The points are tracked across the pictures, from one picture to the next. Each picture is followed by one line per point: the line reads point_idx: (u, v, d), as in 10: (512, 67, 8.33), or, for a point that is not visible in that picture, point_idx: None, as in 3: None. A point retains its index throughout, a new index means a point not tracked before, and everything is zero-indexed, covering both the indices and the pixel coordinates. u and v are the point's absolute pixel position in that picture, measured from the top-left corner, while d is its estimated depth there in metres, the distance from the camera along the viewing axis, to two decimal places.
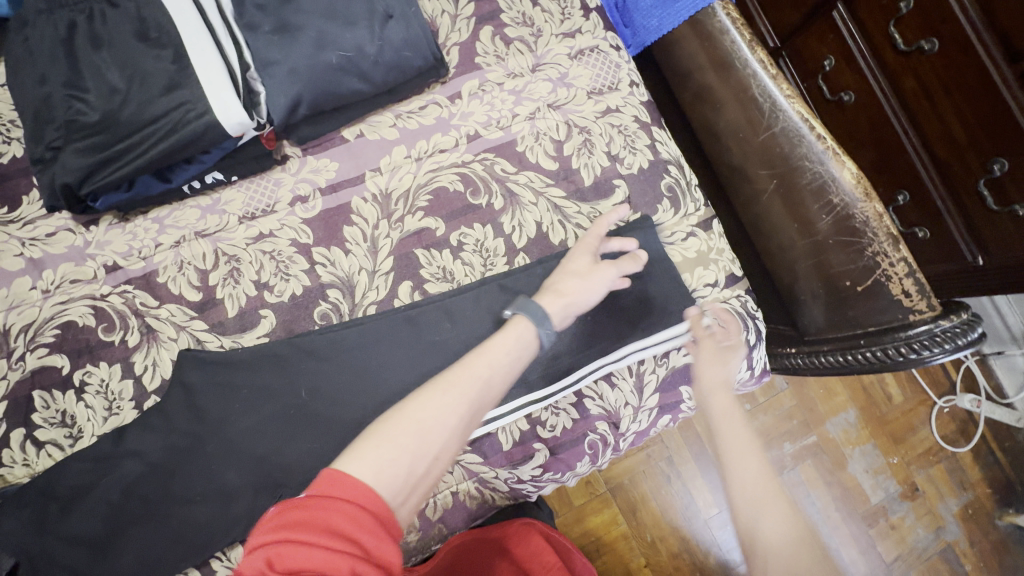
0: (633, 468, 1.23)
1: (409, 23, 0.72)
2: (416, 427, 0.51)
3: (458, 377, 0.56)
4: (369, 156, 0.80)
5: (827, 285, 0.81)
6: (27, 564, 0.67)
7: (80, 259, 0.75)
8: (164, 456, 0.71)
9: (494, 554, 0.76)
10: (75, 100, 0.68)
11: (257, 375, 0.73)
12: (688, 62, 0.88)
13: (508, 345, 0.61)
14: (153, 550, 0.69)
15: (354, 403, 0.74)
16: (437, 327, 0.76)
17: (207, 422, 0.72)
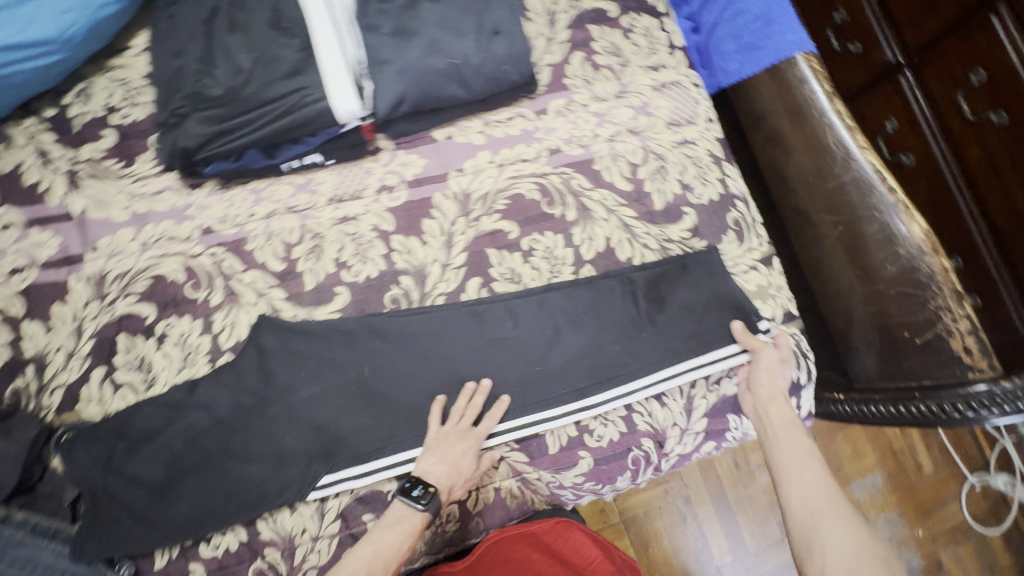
0: (649, 502, 1.22)
1: (513, 41, 0.78)
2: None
3: (363, 562, 0.65)
4: (455, 157, 0.84)
5: (883, 334, 0.82)
6: (89, 498, 0.70)
7: (179, 218, 0.80)
8: (230, 413, 0.74)
9: (530, 548, 0.73)
10: (205, 74, 0.75)
11: (325, 347, 0.76)
12: (762, 106, 0.93)
13: (405, 527, 0.68)
14: (207, 502, 0.71)
15: (412, 386, 0.77)
16: (499, 324, 0.79)
17: (274, 387, 0.75)
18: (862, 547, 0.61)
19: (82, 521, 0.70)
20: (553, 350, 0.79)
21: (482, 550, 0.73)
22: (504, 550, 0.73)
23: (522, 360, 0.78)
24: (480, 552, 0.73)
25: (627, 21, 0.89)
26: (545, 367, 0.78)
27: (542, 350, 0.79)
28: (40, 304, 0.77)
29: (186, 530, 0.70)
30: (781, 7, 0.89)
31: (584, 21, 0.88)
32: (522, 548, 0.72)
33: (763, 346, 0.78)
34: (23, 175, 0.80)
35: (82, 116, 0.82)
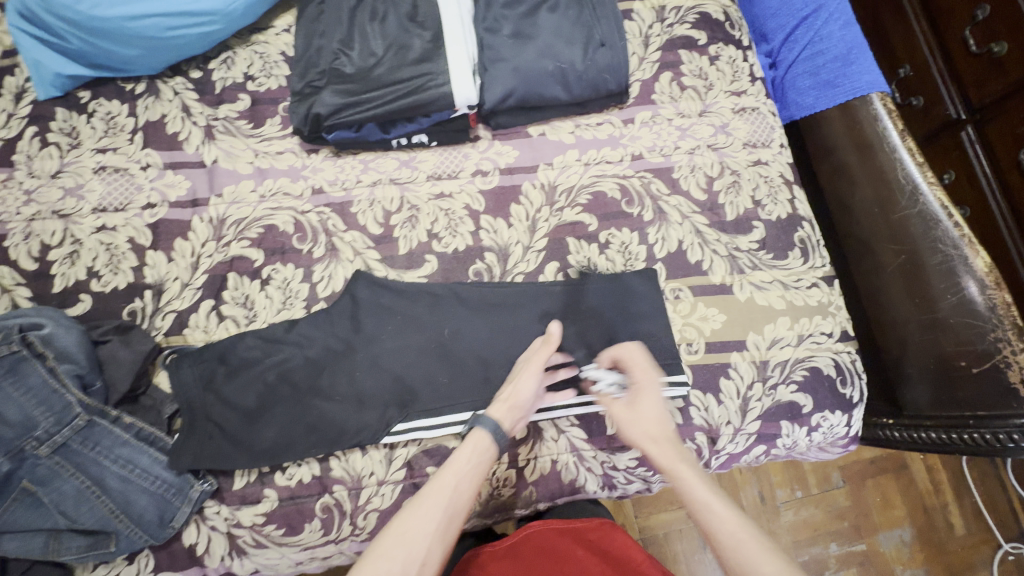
0: (671, 523, 1.22)
1: (616, 53, 0.86)
2: (401, 538, 0.59)
3: (434, 487, 0.64)
4: (546, 152, 0.92)
5: (939, 363, 0.85)
6: (187, 413, 0.76)
7: (295, 177, 0.89)
8: (320, 353, 0.80)
9: (576, 545, 0.77)
10: (343, 53, 0.85)
11: (410, 307, 0.83)
12: (832, 139, 0.99)
13: (470, 449, 0.68)
14: (291, 432, 0.77)
15: (484, 353, 0.82)
16: (570, 306, 0.84)
17: (362, 335, 0.81)
18: None
19: (178, 433, 0.76)
20: (620, 338, 0.83)
21: (530, 532, 0.78)
22: (549, 542, 0.78)
23: (588, 342, 0.83)
24: (525, 534, 0.78)
25: (714, 49, 0.98)
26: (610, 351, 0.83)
27: (608, 335, 0.83)
28: (165, 238, 0.85)
29: (268, 456, 0.76)
30: (860, 50, 0.96)
31: (675, 46, 0.97)
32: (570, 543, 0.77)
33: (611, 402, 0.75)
34: (166, 124, 0.90)
35: (223, 80, 0.92)
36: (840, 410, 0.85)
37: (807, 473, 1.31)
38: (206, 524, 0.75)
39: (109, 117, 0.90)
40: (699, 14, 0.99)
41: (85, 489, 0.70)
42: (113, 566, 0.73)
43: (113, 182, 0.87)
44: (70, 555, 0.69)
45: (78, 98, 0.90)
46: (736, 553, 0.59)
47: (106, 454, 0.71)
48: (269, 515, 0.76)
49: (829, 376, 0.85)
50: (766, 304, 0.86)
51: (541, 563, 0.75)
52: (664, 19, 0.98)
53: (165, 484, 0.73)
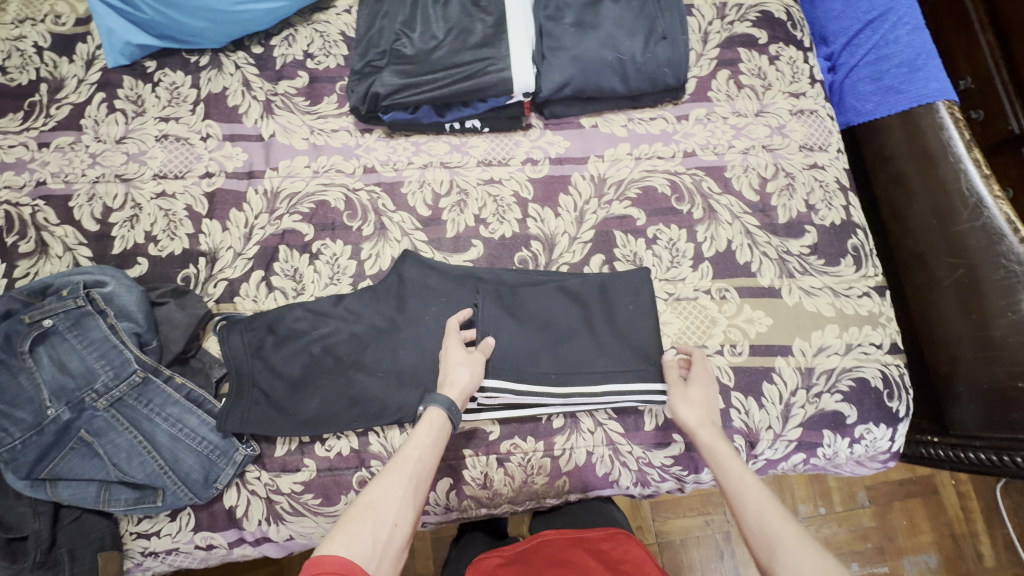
0: (689, 530, 1.20)
1: (676, 47, 0.86)
2: (368, 507, 0.58)
3: (396, 460, 0.63)
4: (597, 144, 0.92)
5: (994, 384, 0.82)
6: (235, 378, 0.78)
7: (348, 156, 0.90)
8: (365, 329, 0.81)
9: (586, 553, 0.77)
10: (405, 35, 0.86)
11: (454, 289, 0.83)
12: (891, 147, 0.96)
13: (429, 424, 0.67)
14: (333, 404, 0.78)
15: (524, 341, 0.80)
16: (609, 300, 0.82)
17: (406, 314, 0.81)
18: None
19: (225, 398, 0.77)
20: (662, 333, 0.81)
21: (541, 540, 0.80)
22: (559, 551, 0.78)
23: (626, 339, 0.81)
24: (537, 542, 0.80)
25: (775, 49, 0.96)
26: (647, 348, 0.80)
27: (647, 333, 0.81)
28: (221, 207, 0.87)
29: (311, 425, 0.77)
30: (929, 56, 0.93)
31: (734, 44, 0.95)
32: (580, 552, 0.77)
33: (677, 382, 0.75)
34: (227, 97, 0.92)
35: (284, 56, 0.94)
36: (885, 424, 0.83)
37: (832, 491, 1.28)
38: (246, 488, 0.76)
39: (173, 88, 0.92)
40: (760, 12, 0.97)
41: (137, 444, 0.73)
42: (156, 521, 0.75)
43: (174, 150, 0.90)
44: (120, 506, 0.71)
45: (144, 67, 0.93)
46: (756, 519, 0.59)
47: (158, 411, 0.74)
48: (307, 484, 0.77)
49: (876, 388, 0.83)
50: (814, 310, 0.85)
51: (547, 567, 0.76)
52: (724, 16, 0.97)
53: (211, 445, 0.75)
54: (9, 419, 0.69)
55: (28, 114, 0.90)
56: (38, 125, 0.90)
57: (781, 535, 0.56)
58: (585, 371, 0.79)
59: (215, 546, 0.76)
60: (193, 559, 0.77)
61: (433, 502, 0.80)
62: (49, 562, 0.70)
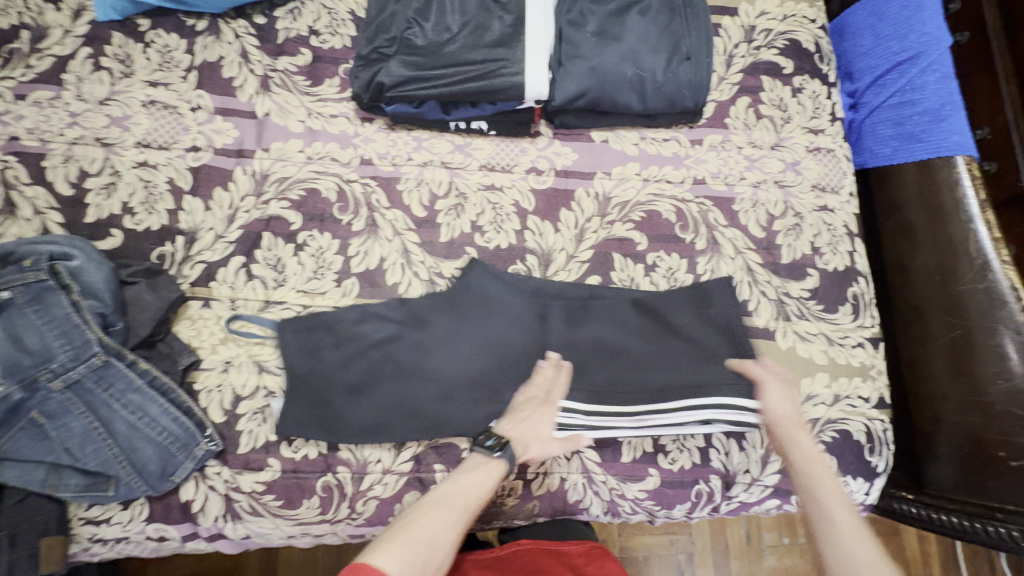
0: (652, 548, 1.19)
1: (699, 69, 0.82)
2: (424, 537, 0.60)
3: (455, 496, 0.66)
4: (606, 160, 0.88)
5: (974, 447, 0.81)
6: (292, 378, 0.76)
7: (345, 144, 0.86)
8: (427, 337, 0.78)
9: (562, 567, 0.74)
10: (417, 24, 0.81)
11: (518, 303, 0.80)
12: (902, 195, 0.94)
13: (487, 473, 0.69)
14: (391, 411, 0.76)
15: (588, 364, 0.79)
16: (681, 323, 0.80)
17: (467, 324, 0.79)
18: None
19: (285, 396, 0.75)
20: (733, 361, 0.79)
21: (517, 549, 0.77)
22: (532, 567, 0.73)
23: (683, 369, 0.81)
24: (513, 552, 0.77)
25: (799, 80, 0.93)
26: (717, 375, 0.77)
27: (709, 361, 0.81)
28: (205, 184, 0.83)
29: (369, 433, 0.75)
30: (954, 107, 0.89)
31: (758, 70, 0.92)
32: (555, 564, 0.74)
33: (766, 376, 0.76)
34: (223, 67, 0.87)
35: (287, 30, 0.89)
36: (863, 477, 0.82)
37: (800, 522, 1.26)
38: (205, 482, 0.74)
39: (166, 51, 0.87)
40: (788, 41, 0.94)
41: (92, 430, 0.69)
42: (108, 508, 0.72)
43: (161, 118, 0.84)
44: (68, 492, 0.68)
45: (137, 25, 0.87)
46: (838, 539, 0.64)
47: (117, 397, 0.70)
48: (270, 484, 0.74)
49: (859, 442, 0.82)
50: (807, 356, 0.83)
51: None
52: (751, 40, 0.93)
53: (171, 436, 0.71)
54: None
55: (6, 61, 0.84)
56: (16, 74, 0.84)
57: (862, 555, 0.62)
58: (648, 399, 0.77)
59: (167, 538, 0.74)
60: (144, 549, 0.75)
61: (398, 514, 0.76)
62: None
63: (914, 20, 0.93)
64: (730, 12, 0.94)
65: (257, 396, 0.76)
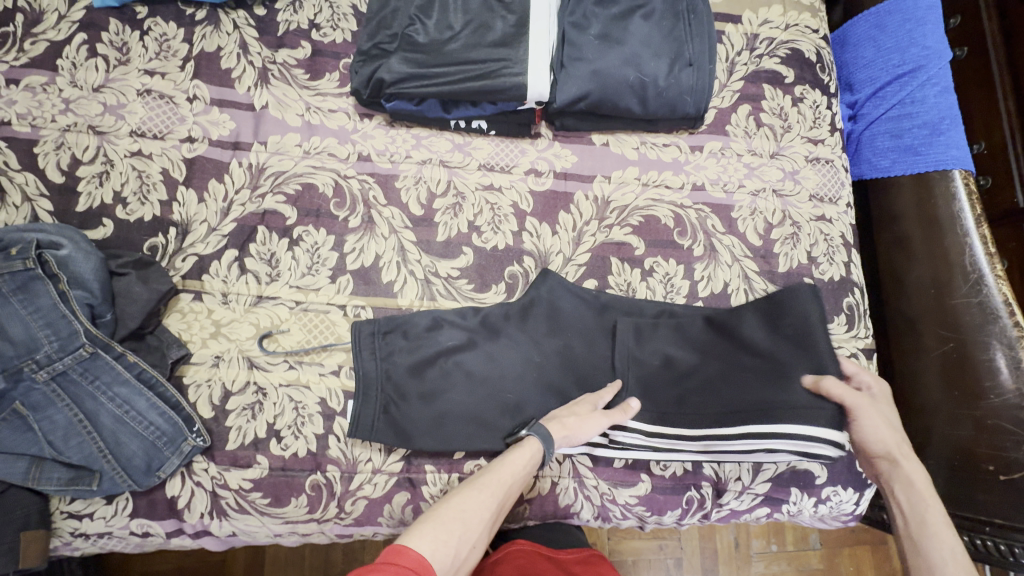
0: (640, 552, 1.19)
1: (702, 75, 0.82)
2: (459, 516, 0.62)
3: (488, 477, 0.67)
4: (605, 163, 0.88)
5: (964, 461, 0.81)
6: (361, 383, 0.75)
7: (343, 139, 0.85)
8: (496, 349, 0.78)
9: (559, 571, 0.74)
10: (419, 21, 0.81)
11: (588, 317, 0.81)
12: (899, 207, 0.94)
13: (523, 452, 0.70)
14: (460, 421, 0.75)
15: (655, 380, 0.79)
16: (753, 337, 0.77)
17: (534, 335, 0.80)
18: None
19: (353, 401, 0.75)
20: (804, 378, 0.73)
21: (513, 549, 0.76)
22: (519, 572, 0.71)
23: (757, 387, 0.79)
24: (508, 552, 0.76)
25: (800, 90, 0.93)
26: (788, 398, 0.73)
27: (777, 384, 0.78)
28: (199, 176, 0.82)
29: (438, 443, 0.74)
30: (953, 122, 0.90)
31: (760, 79, 0.92)
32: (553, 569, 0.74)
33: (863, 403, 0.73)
34: (221, 58, 0.86)
35: (288, 23, 0.88)
36: (853, 488, 0.82)
37: (786, 529, 1.26)
38: (191, 478, 0.73)
39: (163, 40, 0.86)
40: (790, 50, 0.94)
41: (76, 423, 0.68)
42: (91, 502, 0.71)
43: (156, 107, 0.83)
44: (50, 486, 0.66)
45: (134, 12, 0.86)
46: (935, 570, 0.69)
47: (103, 390, 0.69)
48: (257, 482, 0.73)
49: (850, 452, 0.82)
50: None
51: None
52: (754, 48, 0.93)
53: (158, 431, 0.70)
54: None
55: None
56: (9, 58, 0.82)
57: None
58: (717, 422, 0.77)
59: (151, 534, 0.73)
60: (128, 544, 0.74)
61: (387, 514, 0.75)
62: None
63: (915, 33, 0.93)
64: (733, 20, 0.94)
65: (247, 392, 0.75)
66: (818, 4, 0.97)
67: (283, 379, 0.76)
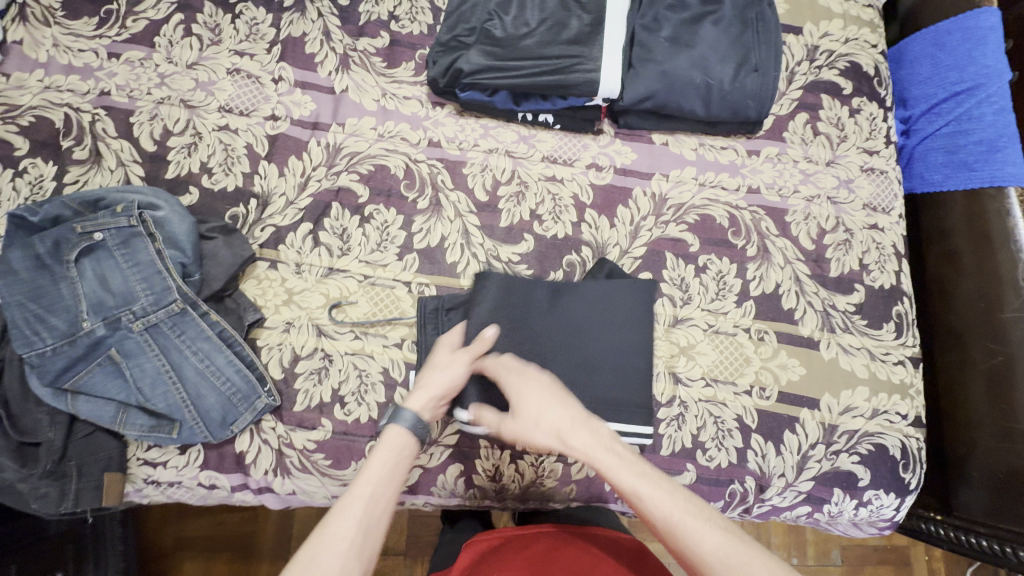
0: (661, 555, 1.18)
1: (766, 82, 0.85)
2: (309, 563, 0.55)
3: (337, 505, 0.60)
4: (664, 162, 0.91)
5: (1009, 475, 0.81)
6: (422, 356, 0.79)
7: (415, 125, 0.89)
8: (538, 329, 0.78)
9: (592, 542, 0.76)
10: (497, 16, 0.85)
11: (615, 299, 0.80)
12: (950, 222, 0.95)
13: (391, 447, 0.65)
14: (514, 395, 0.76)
15: (590, 361, 0.78)
16: (544, 324, 0.78)
17: (582, 316, 0.79)
18: (721, 528, 0.59)
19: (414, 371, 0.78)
20: (594, 344, 0.78)
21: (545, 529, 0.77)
22: (557, 543, 0.75)
23: (625, 338, 0.79)
24: (539, 530, 0.77)
25: (857, 102, 0.95)
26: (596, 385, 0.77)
27: (634, 331, 0.80)
28: (281, 152, 0.86)
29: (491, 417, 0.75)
30: (1010, 139, 0.91)
31: (818, 89, 0.94)
32: (587, 542, 0.76)
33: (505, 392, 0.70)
34: (306, 43, 0.91)
35: (369, 13, 0.93)
36: (895, 493, 0.83)
37: (808, 543, 1.21)
38: (259, 435, 0.76)
39: (253, 23, 0.91)
40: (849, 63, 0.96)
41: (162, 373, 0.72)
42: (165, 451, 0.75)
43: (244, 86, 0.88)
44: (134, 431, 0.71)
45: None
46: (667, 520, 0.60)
47: (188, 344, 0.73)
48: (320, 443, 0.77)
49: (894, 457, 0.83)
50: (848, 369, 0.85)
51: (552, 553, 0.73)
52: (813, 59, 0.96)
53: (234, 388, 0.74)
54: (42, 324, 0.68)
55: (104, 21, 0.89)
56: (112, 33, 0.88)
57: (684, 510, 0.61)
58: (620, 381, 0.78)
59: (218, 487, 0.77)
60: (193, 495, 0.78)
61: (440, 485, 0.78)
62: (57, 473, 0.69)
63: (975, 52, 0.95)
64: (794, 31, 0.96)
65: (315, 357, 0.79)
66: (877, 21, 0.99)
67: (349, 348, 0.80)
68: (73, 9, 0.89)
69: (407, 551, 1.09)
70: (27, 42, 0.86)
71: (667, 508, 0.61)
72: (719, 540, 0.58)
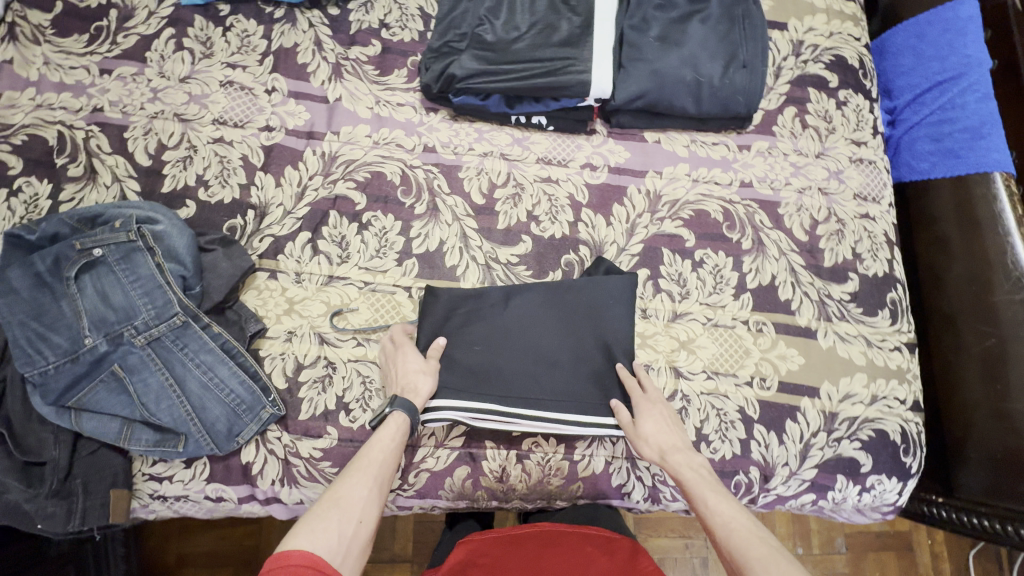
0: (667, 551, 1.16)
1: (754, 77, 0.87)
2: (336, 503, 0.59)
3: (361, 462, 0.65)
4: (658, 159, 0.92)
5: (1007, 455, 0.82)
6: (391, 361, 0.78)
7: (410, 131, 0.90)
8: (498, 328, 0.78)
9: (582, 541, 0.75)
10: (487, 21, 0.86)
11: (576, 290, 0.79)
12: (938, 209, 0.97)
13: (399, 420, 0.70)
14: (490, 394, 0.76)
15: (556, 353, 0.78)
16: (506, 320, 0.79)
17: (544, 311, 0.79)
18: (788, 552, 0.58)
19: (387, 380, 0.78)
20: (554, 338, 0.78)
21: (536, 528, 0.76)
22: (546, 540, 0.76)
23: (581, 328, 0.79)
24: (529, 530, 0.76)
25: (843, 94, 0.97)
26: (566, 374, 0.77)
27: (591, 320, 0.79)
28: (276, 162, 0.86)
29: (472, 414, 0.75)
30: (993, 126, 0.93)
31: (805, 83, 0.96)
32: (577, 541, 0.75)
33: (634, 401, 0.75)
34: (298, 54, 0.91)
35: (359, 22, 0.93)
36: (897, 477, 0.84)
37: (812, 532, 1.22)
38: (265, 446, 0.76)
39: (244, 35, 0.91)
40: (834, 56, 0.98)
41: (167, 387, 0.72)
42: (171, 466, 0.75)
43: (238, 98, 0.89)
44: (139, 446, 0.71)
45: (218, 10, 0.92)
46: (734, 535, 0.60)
47: (191, 357, 0.73)
48: (327, 451, 0.77)
49: (894, 442, 0.84)
50: (846, 356, 0.86)
51: (543, 551, 0.74)
52: (799, 54, 0.97)
53: (238, 399, 0.74)
54: (44, 342, 0.69)
55: (94, 38, 0.89)
56: (103, 50, 0.88)
57: (754, 529, 0.60)
58: (591, 368, 0.78)
59: (224, 499, 0.76)
60: (200, 509, 0.77)
61: (448, 487, 0.79)
62: (63, 491, 0.69)
63: (956, 43, 0.97)
64: (779, 27, 0.98)
65: (318, 365, 0.79)
66: (860, 15, 1.01)
67: (352, 355, 0.80)
68: (62, 27, 0.89)
69: (414, 557, 1.09)
70: (17, 61, 0.86)
71: (742, 525, 0.61)
72: (773, 556, 0.57)
